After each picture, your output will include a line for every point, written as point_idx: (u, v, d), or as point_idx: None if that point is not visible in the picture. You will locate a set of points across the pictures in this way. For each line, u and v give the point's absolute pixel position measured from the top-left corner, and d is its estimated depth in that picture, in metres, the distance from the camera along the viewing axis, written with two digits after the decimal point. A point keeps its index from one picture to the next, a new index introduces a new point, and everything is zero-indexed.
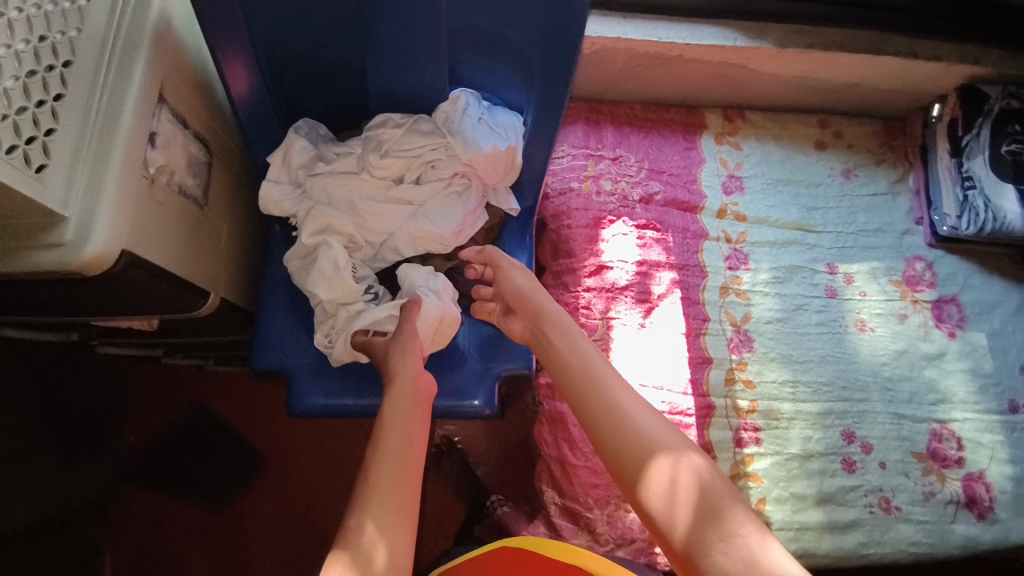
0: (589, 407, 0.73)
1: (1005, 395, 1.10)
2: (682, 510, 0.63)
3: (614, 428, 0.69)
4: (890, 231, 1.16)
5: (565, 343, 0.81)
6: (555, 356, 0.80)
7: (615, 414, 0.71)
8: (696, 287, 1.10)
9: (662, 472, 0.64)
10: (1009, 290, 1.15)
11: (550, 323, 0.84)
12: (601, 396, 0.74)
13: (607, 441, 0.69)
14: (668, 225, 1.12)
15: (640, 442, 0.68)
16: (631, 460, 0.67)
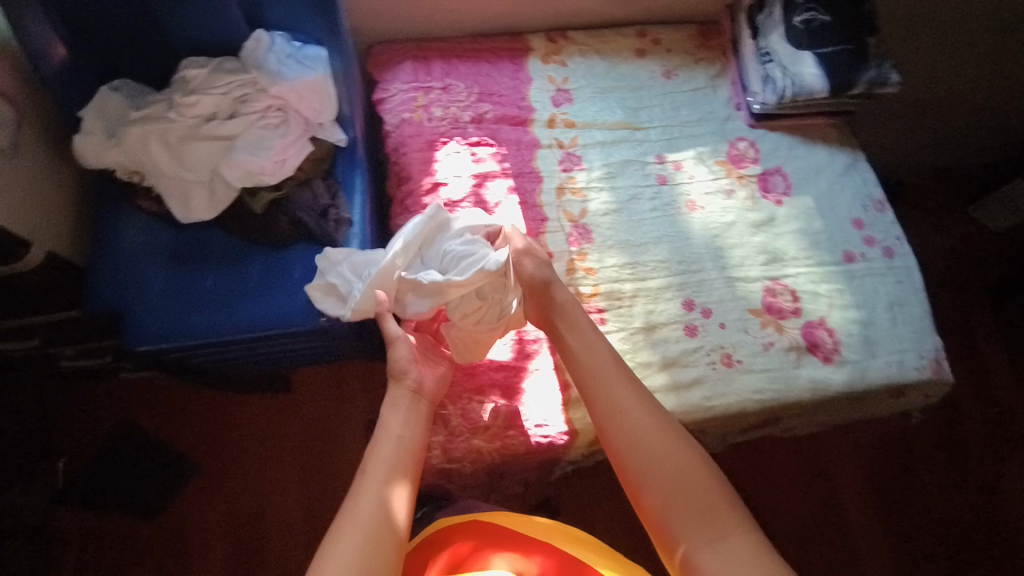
0: (623, 414, 0.85)
1: (839, 247, 1.16)
2: (675, 505, 0.77)
3: (647, 441, 0.82)
4: (712, 119, 1.24)
5: (593, 347, 0.93)
6: (586, 361, 0.92)
7: (626, 418, 0.84)
8: (532, 191, 1.16)
9: (685, 482, 0.78)
10: (834, 155, 1.23)
11: (580, 324, 0.96)
12: (612, 398, 0.87)
13: (629, 442, 0.82)
14: (501, 139, 1.18)
15: (669, 451, 0.81)
16: (655, 472, 0.79)
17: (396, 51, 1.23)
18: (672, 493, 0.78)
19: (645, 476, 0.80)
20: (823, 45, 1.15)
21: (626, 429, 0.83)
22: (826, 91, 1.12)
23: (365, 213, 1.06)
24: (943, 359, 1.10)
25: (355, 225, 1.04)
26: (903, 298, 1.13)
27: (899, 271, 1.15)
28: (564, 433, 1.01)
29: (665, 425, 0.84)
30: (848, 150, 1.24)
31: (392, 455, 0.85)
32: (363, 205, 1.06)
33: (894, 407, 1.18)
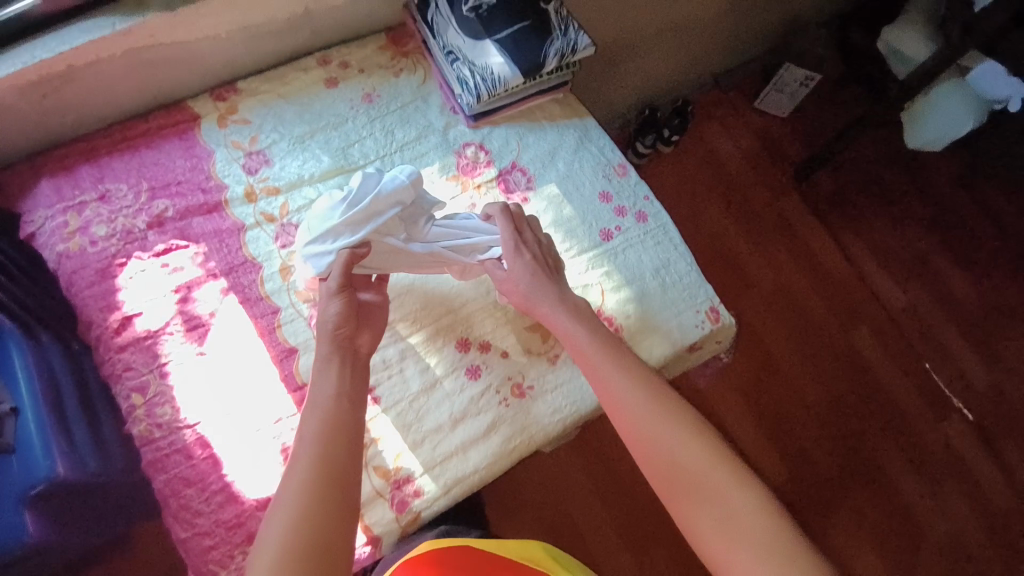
0: (641, 427, 0.83)
1: (595, 228, 1.11)
2: (678, 465, 0.81)
3: (673, 453, 0.81)
4: (432, 132, 1.13)
5: (604, 352, 0.90)
6: (595, 366, 0.90)
7: (625, 392, 0.86)
8: (252, 283, 0.99)
9: (706, 486, 0.79)
10: (563, 133, 1.17)
11: (572, 335, 0.93)
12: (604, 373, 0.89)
13: (640, 436, 0.83)
14: (194, 236, 0.99)
15: (695, 459, 0.81)
16: (649, 439, 0.83)
17: (24, 171, 0.98)
18: (702, 501, 0.78)
19: (672, 484, 0.80)
20: (499, 28, 1.07)
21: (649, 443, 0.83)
22: (519, 76, 1.05)
23: (37, 387, 0.92)
24: (717, 306, 1.10)
25: (25, 406, 0.90)
26: (667, 259, 1.11)
27: (656, 231, 1.13)
28: (366, 544, 0.89)
29: (682, 428, 0.83)
30: (576, 121, 1.19)
31: (340, 438, 0.79)
32: (29, 380, 0.92)
33: (698, 360, 1.18)
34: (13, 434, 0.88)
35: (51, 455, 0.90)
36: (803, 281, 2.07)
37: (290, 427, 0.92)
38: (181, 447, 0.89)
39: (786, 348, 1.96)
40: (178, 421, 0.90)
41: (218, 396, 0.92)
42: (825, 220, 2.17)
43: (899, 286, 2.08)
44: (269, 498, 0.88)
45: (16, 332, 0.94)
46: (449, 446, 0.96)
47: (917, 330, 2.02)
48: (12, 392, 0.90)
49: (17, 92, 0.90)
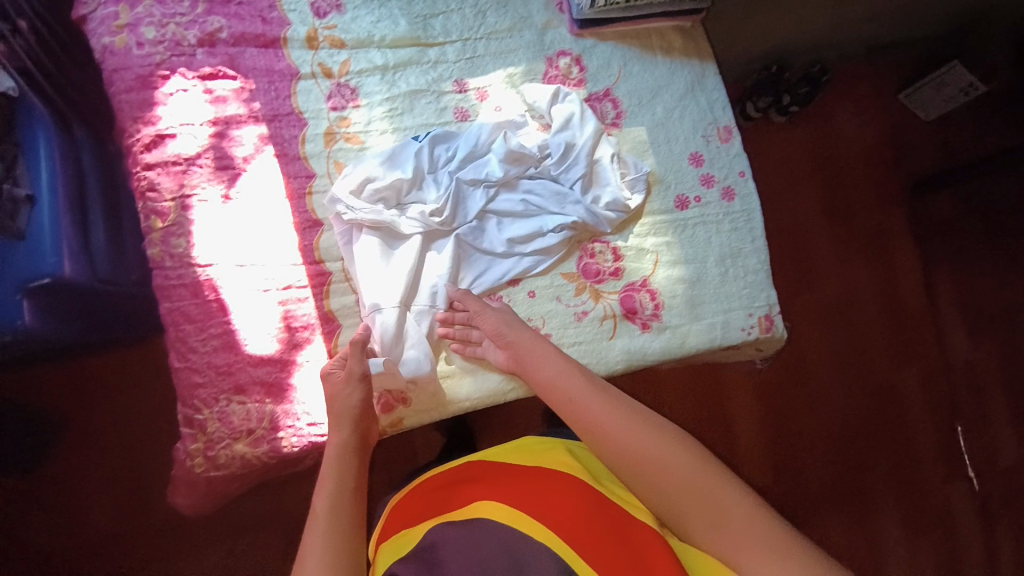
0: (618, 440, 0.68)
1: (671, 192, 0.98)
2: (673, 487, 0.64)
3: (657, 467, 0.65)
4: (528, 27, 0.98)
5: (581, 382, 0.76)
6: (566, 393, 0.76)
7: (598, 422, 0.71)
8: (292, 139, 0.91)
9: (714, 504, 0.62)
10: (675, 71, 1.01)
11: (552, 364, 0.80)
12: (580, 413, 0.73)
13: (625, 462, 0.67)
14: (245, 68, 0.91)
15: (687, 471, 0.64)
16: (637, 463, 0.66)
17: None
18: (700, 518, 0.62)
19: (688, 512, 0.63)
20: None
21: (625, 459, 0.67)
22: None
23: (59, 184, 0.89)
24: (774, 314, 0.99)
25: (42, 198, 0.87)
26: (739, 248, 0.99)
27: (737, 215, 0.99)
28: None
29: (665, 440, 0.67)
30: (695, 63, 1.02)
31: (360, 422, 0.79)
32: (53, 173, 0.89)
33: (730, 360, 1.08)
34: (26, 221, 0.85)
35: (59, 255, 0.86)
36: (870, 303, 1.87)
37: (298, 297, 0.89)
38: (188, 283, 0.86)
39: (823, 367, 1.81)
40: (190, 256, 0.86)
41: (234, 247, 0.88)
42: (921, 248, 1.93)
43: (974, 341, 1.86)
44: (261, 361, 0.86)
45: (50, 123, 0.91)
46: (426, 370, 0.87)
47: (970, 389, 1.84)
48: (32, 179, 0.87)
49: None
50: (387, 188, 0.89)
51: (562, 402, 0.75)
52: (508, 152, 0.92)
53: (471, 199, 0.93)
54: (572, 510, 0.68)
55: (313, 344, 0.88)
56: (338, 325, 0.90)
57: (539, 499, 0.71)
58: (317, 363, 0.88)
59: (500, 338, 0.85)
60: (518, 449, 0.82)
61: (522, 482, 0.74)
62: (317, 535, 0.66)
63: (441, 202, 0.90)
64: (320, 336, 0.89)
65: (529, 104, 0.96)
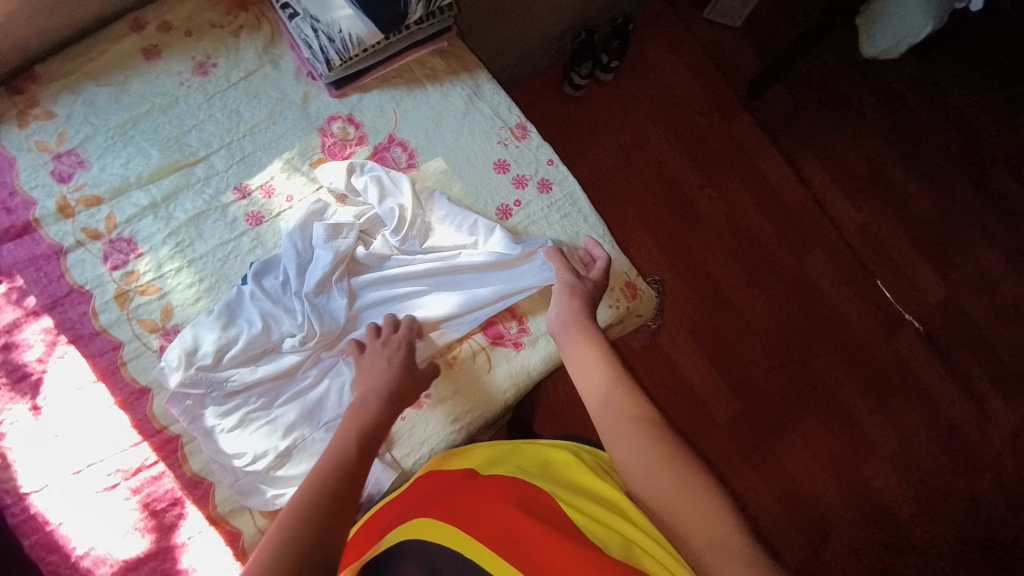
0: (607, 418, 0.71)
1: (491, 204, 0.96)
2: (648, 473, 0.65)
3: (630, 449, 0.67)
4: (288, 106, 0.95)
5: (610, 378, 0.75)
6: (581, 372, 0.78)
7: (605, 398, 0.73)
8: (83, 317, 0.83)
9: (688, 501, 0.61)
10: (449, 92, 1.00)
11: (573, 353, 0.80)
12: (597, 387, 0.75)
13: (621, 438, 0.68)
14: (6, 267, 0.83)
15: (663, 460, 0.65)
16: (624, 443, 0.68)
17: None
18: (661, 504, 0.63)
19: (659, 500, 0.63)
20: None
21: (609, 433, 0.70)
22: (375, 32, 0.86)
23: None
24: (635, 279, 0.99)
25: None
26: (576, 232, 0.98)
27: (562, 202, 0.99)
28: None
29: (644, 427, 0.68)
30: (465, 77, 1.01)
31: None
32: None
33: (621, 335, 1.06)
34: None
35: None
36: (755, 211, 1.89)
37: (149, 478, 0.81)
38: (26, 516, 0.77)
39: (739, 286, 1.81)
40: (16, 488, 0.78)
41: (62, 454, 0.79)
42: (778, 142, 1.97)
43: (855, 208, 1.92)
44: (138, 561, 0.77)
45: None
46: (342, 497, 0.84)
47: (870, 249, 1.88)
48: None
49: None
50: (244, 348, 0.83)
51: (578, 376, 0.78)
52: (330, 250, 0.86)
53: (330, 303, 0.85)
54: (507, 515, 0.69)
55: (188, 516, 0.80)
56: (210, 485, 0.81)
57: (480, 511, 0.70)
58: (200, 534, 0.80)
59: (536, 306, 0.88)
60: (471, 454, 0.83)
61: (468, 493, 0.74)
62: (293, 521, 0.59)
63: (305, 326, 0.84)
64: (193, 505, 0.81)
65: (322, 183, 0.92)
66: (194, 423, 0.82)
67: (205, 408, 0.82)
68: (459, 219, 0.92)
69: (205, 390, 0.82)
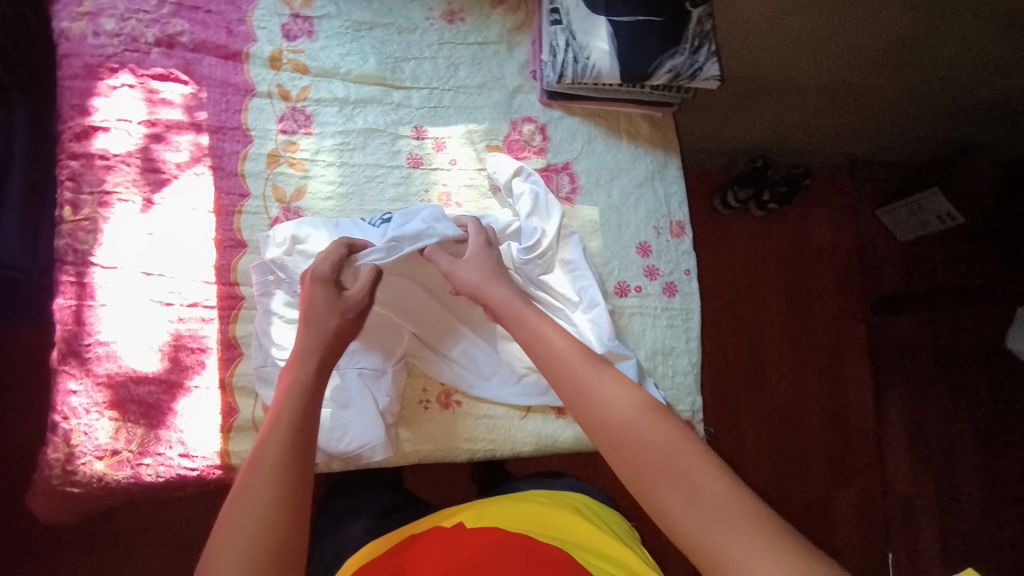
0: (587, 395, 0.69)
1: (613, 276, 0.96)
2: (642, 455, 0.62)
3: (620, 422, 0.65)
4: (498, 88, 0.97)
5: (582, 360, 0.73)
6: (553, 357, 0.74)
7: (580, 392, 0.69)
8: (233, 155, 0.88)
9: (686, 470, 0.60)
10: (638, 158, 1.00)
11: (541, 333, 0.77)
12: (570, 379, 0.71)
13: (602, 426, 0.66)
14: (200, 76, 0.88)
15: (658, 433, 0.63)
16: (614, 432, 0.65)
17: None
18: (658, 479, 0.60)
19: (655, 481, 0.60)
20: (623, 11, 0.87)
21: (592, 414, 0.67)
22: (618, 76, 0.86)
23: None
24: (695, 422, 0.95)
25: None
26: (671, 346, 0.97)
27: (675, 312, 0.98)
28: (216, 467, 0.81)
29: (633, 404, 0.66)
30: (659, 152, 1.02)
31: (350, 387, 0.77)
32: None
33: None
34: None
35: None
36: (815, 416, 1.77)
37: (200, 317, 0.84)
38: (89, 284, 0.81)
39: (760, 473, 1.69)
40: (93, 255, 0.82)
41: (146, 252, 0.83)
42: (877, 368, 1.83)
43: (919, 480, 1.72)
44: (145, 378, 0.80)
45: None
46: (338, 442, 0.82)
47: (902, 522, 1.70)
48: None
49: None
50: None
51: (547, 366, 0.74)
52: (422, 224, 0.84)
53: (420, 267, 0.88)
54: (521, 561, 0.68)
55: (207, 369, 0.83)
56: (240, 353, 0.85)
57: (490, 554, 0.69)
58: (207, 390, 0.83)
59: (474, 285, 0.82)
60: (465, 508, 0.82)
61: (473, 540, 0.73)
62: (266, 469, 0.58)
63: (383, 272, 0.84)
64: (217, 362, 0.84)
65: (487, 169, 0.94)
66: (263, 297, 0.84)
67: (277, 292, 0.85)
68: (580, 273, 0.93)
69: (287, 278, 0.84)
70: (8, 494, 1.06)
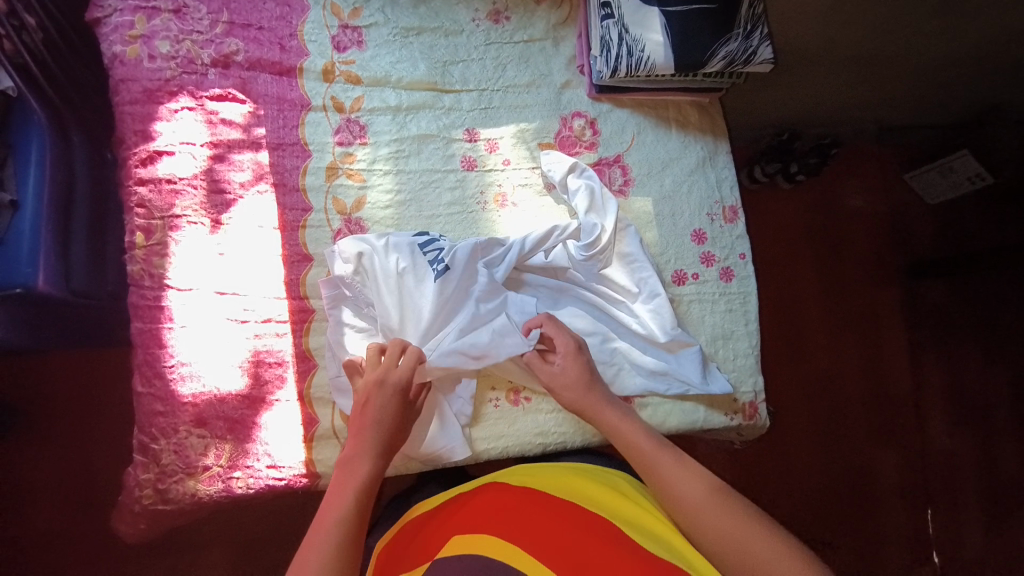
0: (661, 475, 0.77)
1: (670, 265, 0.97)
2: (708, 526, 0.71)
3: (690, 499, 0.74)
4: (546, 84, 0.98)
5: (654, 443, 0.80)
6: (629, 437, 0.82)
7: (657, 472, 0.78)
8: (293, 170, 0.89)
9: (748, 551, 0.67)
10: (688, 146, 1.00)
11: (615, 417, 0.83)
12: (647, 462, 0.79)
13: (675, 499, 0.74)
14: (256, 94, 0.89)
15: (722, 513, 0.71)
16: (686, 508, 0.73)
17: None
18: (726, 547, 0.69)
19: (719, 551, 0.69)
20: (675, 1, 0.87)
21: (665, 488, 0.76)
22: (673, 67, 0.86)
23: (46, 192, 0.82)
24: (759, 402, 0.97)
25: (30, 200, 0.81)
26: (731, 331, 0.97)
27: (734, 297, 0.98)
28: (303, 476, 0.83)
29: (704, 483, 0.75)
30: (708, 139, 1.02)
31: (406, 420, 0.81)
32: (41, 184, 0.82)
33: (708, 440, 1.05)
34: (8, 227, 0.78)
35: (36, 264, 0.78)
36: (856, 386, 1.72)
37: (275, 331, 0.85)
38: (166, 306, 0.82)
39: (803, 443, 1.66)
40: (167, 278, 0.83)
41: (218, 272, 0.84)
42: (915, 331, 1.78)
43: (958, 442, 1.69)
44: (229, 396, 0.82)
45: (47, 129, 0.84)
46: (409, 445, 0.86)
47: (944, 484, 1.67)
48: (21, 185, 0.81)
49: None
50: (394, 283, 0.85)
51: (625, 445, 0.82)
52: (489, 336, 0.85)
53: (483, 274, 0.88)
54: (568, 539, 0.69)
55: (286, 383, 0.85)
56: (315, 365, 0.86)
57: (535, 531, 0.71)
58: (287, 403, 0.84)
59: (577, 389, 0.84)
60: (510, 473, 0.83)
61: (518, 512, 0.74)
62: (336, 533, 0.67)
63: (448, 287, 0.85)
64: (293, 375, 0.85)
65: (541, 167, 0.95)
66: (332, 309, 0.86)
67: (342, 308, 0.87)
68: (639, 265, 0.94)
69: (355, 295, 0.87)
70: (87, 503, 1.11)
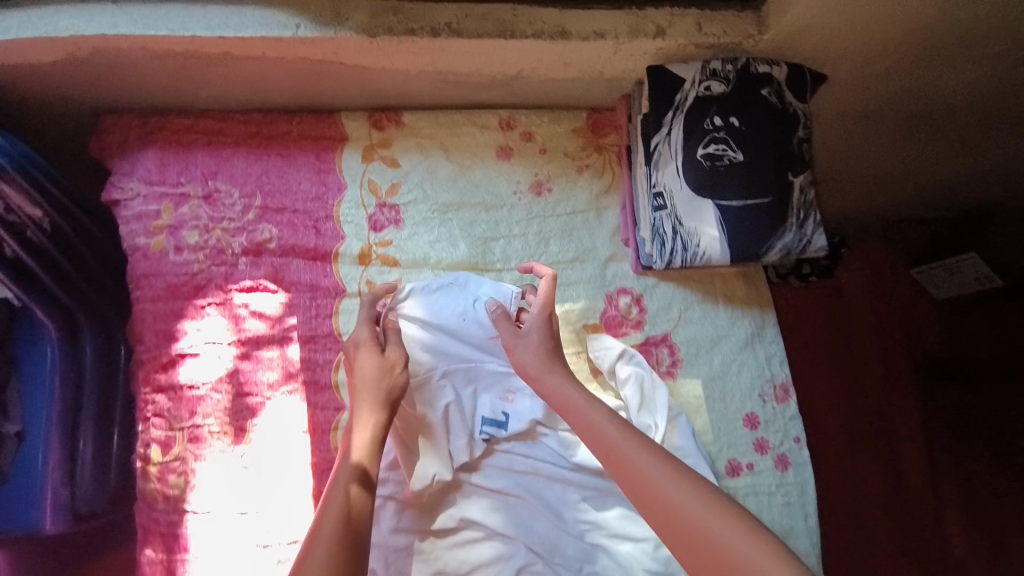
0: (658, 492, 0.58)
1: (722, 454, 0.91)
2: (725, 565, 0.52)
3: (694, 524, 0.55)
4: (592, 259, 0.93)
5: (637, 439, 0.63)
6: (607, 441, 0.64)
7: (646, 488, 0.59)
8: (325, 365, 0.81)
9: None
10: (737, 321, 0.96)
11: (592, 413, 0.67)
12: (629, 470, 0.61)
13: (672, 523, 0.56)
14: (287, 282, 0.82)
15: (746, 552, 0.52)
16: (692, 534, 0.55)
17: (134, 130, 0.81)
18: None
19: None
20: (732, 194, 0.80)
21: (659, 504, 0.57)
22: (731, 260, 0.82)
23: (54, 414, 0.78)
24: None
25: (36, 427, 0.76)
26: (790, 527, 0.90)
27: (790, 487, 0.92)
28: None
29: (710, 502, 0.56)
30: (757, 313, 0.97)
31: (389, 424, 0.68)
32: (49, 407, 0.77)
33: None
34: (12, 461, 0.75)
35: (41, 506, 0.76)
36: None
37: None
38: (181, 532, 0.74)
39: None
40: (184, 500, 0.75)
41: (239, 489, 0.76)
42: None
43: None
44: None
45: (57, 346, 0.78)
46: None
47: None
48: (26, 412, 0.76)
49: (152, 56, 0.72)
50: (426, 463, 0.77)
51: (605, 455, 0.63)
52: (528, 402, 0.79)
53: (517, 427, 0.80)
54: None
55: None
56: None
57: None
58: None
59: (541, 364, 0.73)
60: None
61: None
62: None
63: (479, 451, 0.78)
64: None
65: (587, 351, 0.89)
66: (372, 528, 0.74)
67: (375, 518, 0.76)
68: (694, 460, 0.85)
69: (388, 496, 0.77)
70: None
